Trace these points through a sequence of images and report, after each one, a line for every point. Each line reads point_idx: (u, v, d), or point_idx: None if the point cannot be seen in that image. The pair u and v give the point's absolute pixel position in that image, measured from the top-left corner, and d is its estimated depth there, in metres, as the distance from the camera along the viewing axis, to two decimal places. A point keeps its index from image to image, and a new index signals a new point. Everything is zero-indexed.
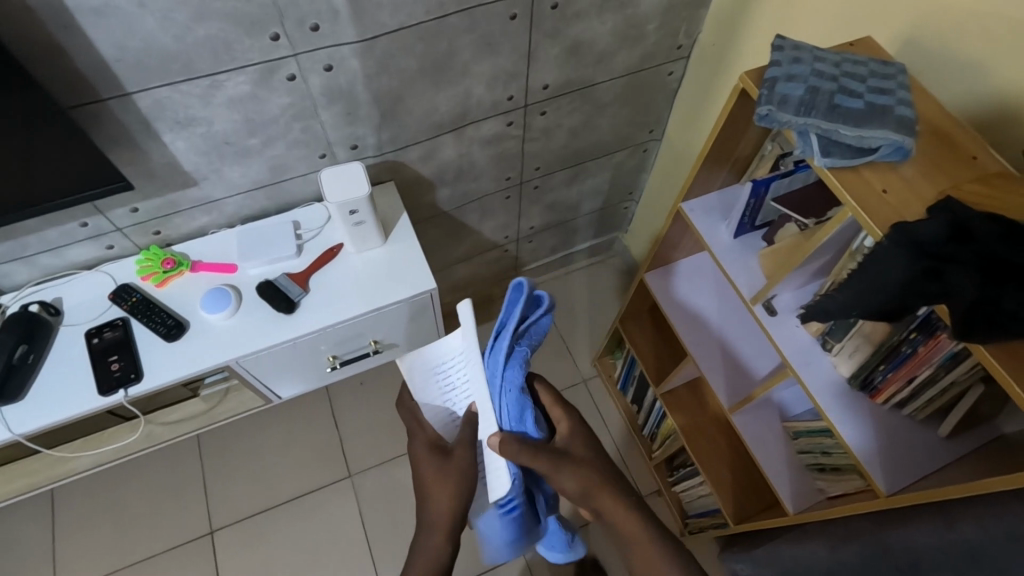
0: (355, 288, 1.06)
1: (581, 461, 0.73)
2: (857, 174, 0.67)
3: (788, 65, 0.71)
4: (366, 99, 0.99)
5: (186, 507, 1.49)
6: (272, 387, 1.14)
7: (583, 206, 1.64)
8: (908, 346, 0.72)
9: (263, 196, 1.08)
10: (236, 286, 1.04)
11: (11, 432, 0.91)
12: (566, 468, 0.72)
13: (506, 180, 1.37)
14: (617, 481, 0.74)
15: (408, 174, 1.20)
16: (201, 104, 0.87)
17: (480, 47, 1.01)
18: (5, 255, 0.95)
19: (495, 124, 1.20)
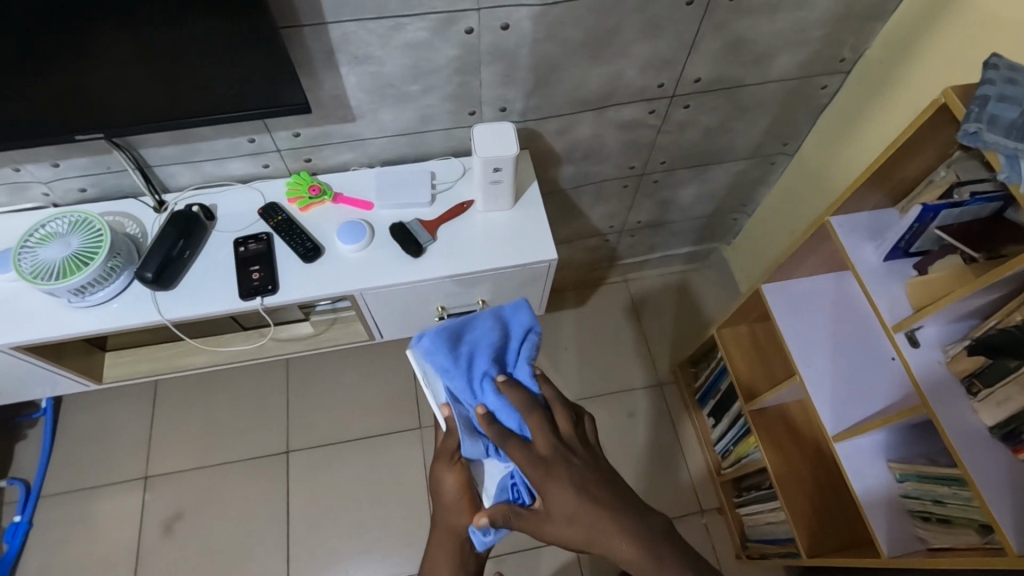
0: (477, 245, 1.09)
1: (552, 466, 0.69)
2: None
3: (1003, 85, 0.67)
4: (528, 63, 1.01)
5: (267, 422, 1.59)
6: (379, 325, 1.20)
7: (694, 209, 1.61)
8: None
9: (407, 143, 1.13)
10: (370, 223, 1.09)
11: (161, 315, 0.99)
12: (554, 484, 0.68)
13: (629, 169, 1.37)
14: (587, 510, 0.67)
15: (541, 145, 1.22)
16: (381, 42, 0.91)
17: (645, 29, 1.01)
18: (179, 156, 1.04)
19: (636, 110, 1.19)
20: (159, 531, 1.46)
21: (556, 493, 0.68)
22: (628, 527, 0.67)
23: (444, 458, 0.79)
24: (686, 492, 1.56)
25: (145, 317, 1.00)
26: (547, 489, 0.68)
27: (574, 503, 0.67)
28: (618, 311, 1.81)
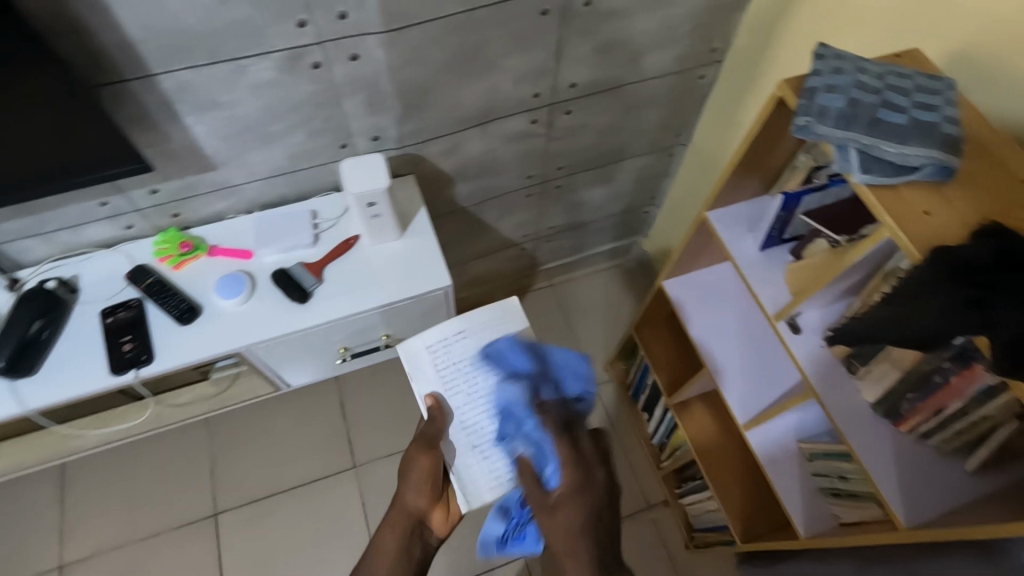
0: (367, 282, 1.05)
1: (563, 501, 0.74)
2: (897, 194, 0.63)
3: (829, 75, 0.68)
4: (391, 90, 0.97)
5: (192, 488, 1.50)
6: (282, 375, 1.14)
7: (604, 207, 1.60)
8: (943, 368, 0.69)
9: (282, 183, 1.07)
10: (251, 272, 1.04)
11: (22, 407, 0.91)
12: (544, 517, 0.75)
13: (527, 179, 1.35)
14: (589, 530, 0.72)
15: (428, 168, 1.18)
16: (223, 87, 0.86)
17: (511, 43, 0.99)
18: (25, 230, 0.96)
19: (519, 122, 1.17)
20: None
21: (549, 523, 0.74)
22: (582, 553, 0.71)
23: (419, 450, 0.89)
24: (631, 490, 1.55)
25: (4, 410, 0.91)
26: (575, 538, 0.72)
27: (588, 547, 0.71)
28: (547, 317, 1.79)
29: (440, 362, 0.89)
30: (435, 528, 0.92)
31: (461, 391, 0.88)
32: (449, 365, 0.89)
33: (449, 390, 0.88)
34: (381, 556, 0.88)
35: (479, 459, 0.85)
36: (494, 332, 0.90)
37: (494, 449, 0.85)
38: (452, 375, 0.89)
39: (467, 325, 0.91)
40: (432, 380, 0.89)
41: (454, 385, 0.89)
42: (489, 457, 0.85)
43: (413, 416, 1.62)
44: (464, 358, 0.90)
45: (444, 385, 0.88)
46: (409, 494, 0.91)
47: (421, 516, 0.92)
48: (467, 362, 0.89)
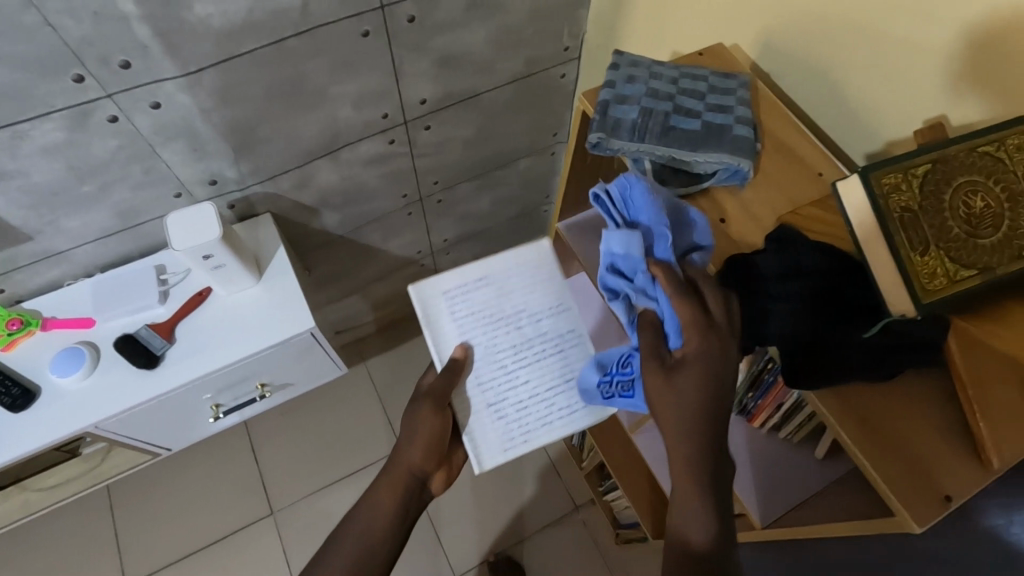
0: (223, 337, 0.99)
1: (694, 365, 0.54)
2: (694, 204, 0.62)
3: (622, 85, 0.66)
4: (212, 132, 0.91)
5: (98, 562, 1.42)
6: (156, 442, 1.10)
7: (498, 213, 1.57)
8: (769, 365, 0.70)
9: (119, 242, 1.00)
10: (94, 342, 0.97)
11: None
12: (660, 384, 0.55)
13: (403, 198, 1.31)
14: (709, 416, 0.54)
15: (284, 203, 1.12)
16: (7, 155, 0.78)
17: (337, 68, 0.94)
18: None
19: (375, 144, 1.12)
20: None
21: (664, 399, 0.54)
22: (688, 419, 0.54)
23: (434, 401, 0.75)
24: (558, 494, 1.54)
25: None
26: (686, 415, 0.54)
27: (694, 426, 0.54)
28: None
29: (456, 312, 0.80)
30: (433, 487, 0.77)
31: (481, 342, 0.79)
32: (470, 316, 0.80)
33: (471, 338, 0.79)
34: (374, 508, 0.72)
35: (494, 419, 0.78)
36: (529, 275, 0.83)
37: (513, 408, 0.78)
38: (471, 326, 0.80)
39: (490, 271, 0.82)
40: (454, 334, 0.80)
41: (471, 334, 0.80)
42: (506, 416, 0.78)
43: (330, 451, 1.57)
44: (484, 307, 0.81)
45: (464, 337, 0.80)
46: (411, 447, 0.75)
47: (425, 475, 0.76)
48: (492, 312, 0.81)
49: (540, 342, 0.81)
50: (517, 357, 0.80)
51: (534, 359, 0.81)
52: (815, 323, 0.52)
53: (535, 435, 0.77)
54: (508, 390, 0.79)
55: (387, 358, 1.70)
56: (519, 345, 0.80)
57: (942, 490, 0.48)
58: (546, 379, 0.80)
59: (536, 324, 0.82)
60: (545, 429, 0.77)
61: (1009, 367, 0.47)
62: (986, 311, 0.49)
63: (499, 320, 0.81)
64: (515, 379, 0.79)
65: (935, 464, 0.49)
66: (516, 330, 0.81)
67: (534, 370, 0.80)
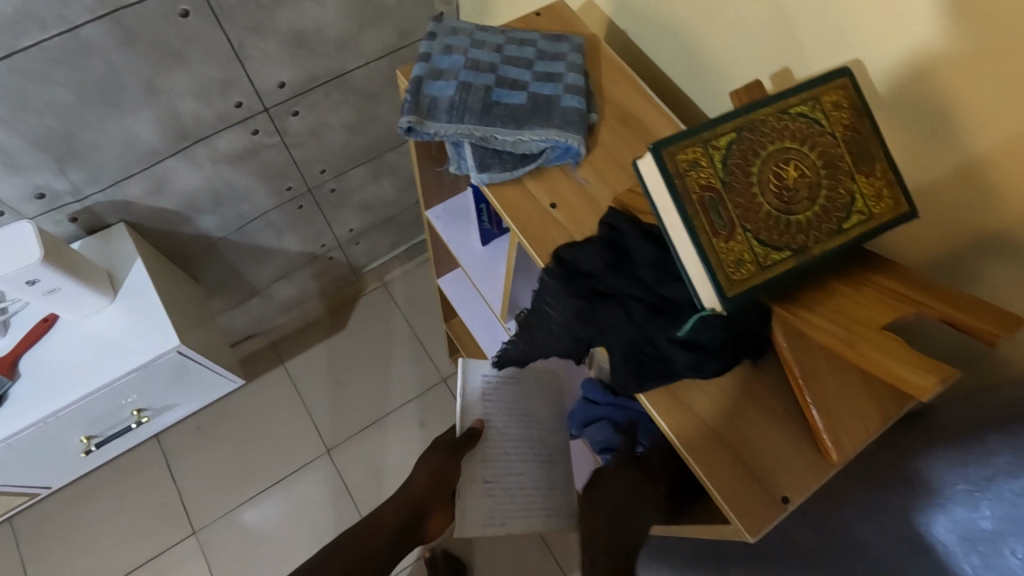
0: (73, 367, 0.90)
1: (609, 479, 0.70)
2: (521, 188, 0.57)
3: (439, 57, 0.59)
4: (19, 140, 0.81)
5: None
6: (25, 480, 1.01)
7: (406, 197, 1.48)
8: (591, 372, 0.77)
9: None
10: None
11: None
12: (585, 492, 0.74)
13: (288, 192, 1.20)
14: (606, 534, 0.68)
15: (142, 212, 1.02)
16: None
17: (159, 56, 0.83)
18: None
19: (236, 137, 1.02)
20: None
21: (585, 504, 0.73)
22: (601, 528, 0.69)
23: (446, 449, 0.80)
24: None
25: None
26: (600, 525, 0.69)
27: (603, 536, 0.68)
28: (386, 321, 1.67)
29: (488, 394, 0.86)
30: (430, 529, 0.83)
31: (497, 427, 0.86)
32: (496, 401, 0.87)
33: (493, 419, 0.86)
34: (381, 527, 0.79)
35: (485, 497, 0.81)
36: (550, 395, 0.93)
37: (502, 498, 0.82)
38: (497, 409, 0.87)
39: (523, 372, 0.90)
40: (478, 408, 0.85)
41: (495, 415, 0.86)
42: (493, 503, 0.81)
43: (252, 462, 1.49)
44: (511, 401, 0.88)
45: (486, 413, 0.86)
46: (419, 486, 0.80)
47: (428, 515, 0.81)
48: (520, 404, 0.88)
49: (547, 429, 0.91)
50: (525, 446, 0.87)
51: (535, 459, 0.87)
52: (645, 319, 0.47)
53: (512, 523, 0.81)
54: (506, 475, 0.84)
55: (308, 358, 1.61)
56: (531, 436, 0.88)
57: (779, 492, 0.47)
58: (540, 482, 0.86)
59: (553, 416, 0.92)
60: (526, 523, 0.82)
61: (827, 358, 0.48)
62: (806, 299, 0.47)
63: (521, 416, 0.88)
64: (514, 469, 0.85)
65: (772, 465, 0.48)
66: (534, 426, 0.90)
67: (532, 471, 0.86)
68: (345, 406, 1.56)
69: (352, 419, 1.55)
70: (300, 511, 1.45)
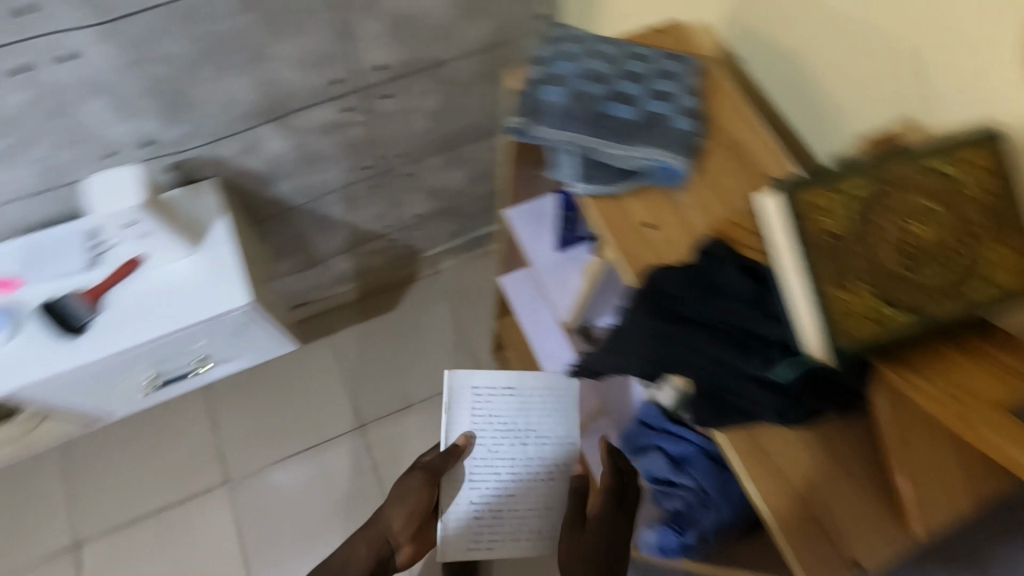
0: (152, 309, 0.96)
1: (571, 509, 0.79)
2: (620, 203, 0.57)
3: (553, 63, 0.59)
4: (137, 90, 0.86)
5: (53, 515, 1.43)
6: (90, 408, 1.08)
7: (473, 190, 1.49)
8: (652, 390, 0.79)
9: (55, 200, 0.96)
10: (19, 303, 0.94)
11: None
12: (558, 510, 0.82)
13: (365, 169, 1.24)
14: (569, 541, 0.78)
15: (231, 171, 1.06)
16: None
17: (274, 26, 0.87)
18: None
19: (328, 111, 1.05)
20: None
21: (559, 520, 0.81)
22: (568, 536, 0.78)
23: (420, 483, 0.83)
24: None
25: None
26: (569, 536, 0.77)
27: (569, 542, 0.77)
28: (435, 308, 1.69)
29: (474, 410, 0.86)
30: (399, 559, 0.88)
31: (485, 445, 0.87)
32: (484, 416, 0.87)
33: (480, 438, 0.86)
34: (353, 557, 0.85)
35: (469, 517, 0.84)
36: (555, 402, 0.88)
37: (486, 518, 0.84)
38: (483, 426, 0.86)
39: (516, 382, 0.87)
40: (465, 426, 0.86)
41: (481, 433, 0.86)
42: (477, 523, 0.84)
43: (290, 424, 1.54)
44: (501, 415, 0.87)
45: (473, 431, 0.86)
46: (389, 518, 0.86)
47: (395, 547, 0.86)
48: (507, 419, 0.87)
49: (542, 444, 0.87)
50: (514, 465, 0.86)
51: (526, 480, 0.86)
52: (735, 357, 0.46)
53: (497, 543, 0.84)
54: (492, 495, 0.85)
55: (356, 333, 1.65)
56: (521, 454, 0.86)
57: (850, 554, 0.48)
58: (531, 501, 0.85)
59: (549, 430, 0.87)
60: (512, 544, 0.84)
61: (922, 425, 0.48)
62: (912, 360, 0.46)
63: (510, 432, 0.86)
64: (501, 488, 0.86)
65: (848, 527, 0.49)
66: (527, 442, 0.87)
67: (522, 491, 0.85)
68: (384, 384, 1.59)
69: (389, 399, 1.58)
70: (329, 479, 1.49)
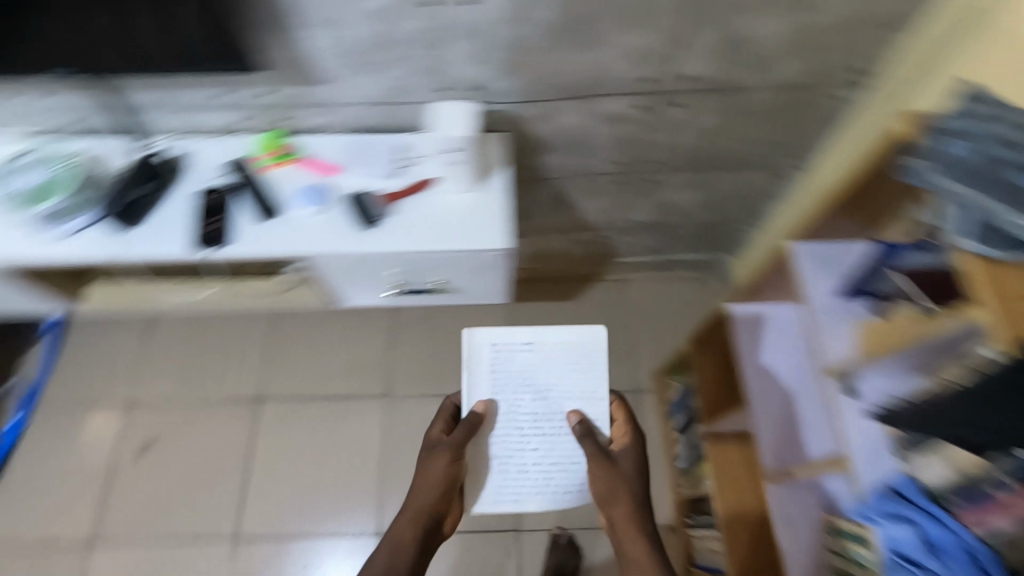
0: (430, 224, 1.08)
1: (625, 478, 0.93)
2: (1006, 272, 0.57)
3: (972, 122, 0.65)
4: (499, 43, 0.97)
5: (246, 369, 1.65)
6: (339, 292, 1.23)
7: (695, 213, 1.52)
8: (900, 463, 0.75)
9: (384, 113, 1.12)
10: (334, 187, 1.11)
11: (114, 256, 1.04)
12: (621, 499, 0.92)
13: (620, 164, 1.31)
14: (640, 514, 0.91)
15: (521, 130, 1.18)
16: (344, 8, 0.90)
17: (632, 19, 0.95)
18: (157, 102, 1.08)
19: (625, 103, 1.13)
20: (135, 453, 1.56)
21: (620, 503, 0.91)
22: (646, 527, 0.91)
23: (450, 455, 0.93)
24: None
25: (101, 253, 1.04)
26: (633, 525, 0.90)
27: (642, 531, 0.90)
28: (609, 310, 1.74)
29: (493, 367, 0.98)
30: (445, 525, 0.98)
31: (509, 402, 0.98)
32: (501, 372, 0.99)
33: (500, 397, 0.98)
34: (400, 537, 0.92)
35: (494, 475, 0.97)
36: (503, 349, 0.99)
37: (510, 476, 0.97)
38: (506, 385, 0.98)
39: (537, 339, 0.99)
40: (483, 390, 0.98)
41: (500, 390, 0.98)
42: (503, 481, 0.96)
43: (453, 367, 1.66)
44: (512, 372, 0.98)
45: (494, 392, 0.98)
46: (427, 487, 0.93)
47: (437, 516, 0.94)
48: (528, 376, 0.98)
49: (562, 399, 0.98)
50: (536, 423, 0.98)
51: (543, 434, 0.98)
52: None
53: (523, 499, 0.96)
54: (514, 454, 0.97)
55: (532, 308, 1.74)
56: (543, 413, 0.98)
57: None
58: (553, 455, 0.98)
59: (564, 390, 0.98)
60: (535, 499, 0.97)
61: None
62: None
63: (530, 389, 0.98)
64: (524, 445, 0.98)
65: None
66: (544, 400, 0.98)
67: (541, 446, 0.98)
68: None
69: None
70: None
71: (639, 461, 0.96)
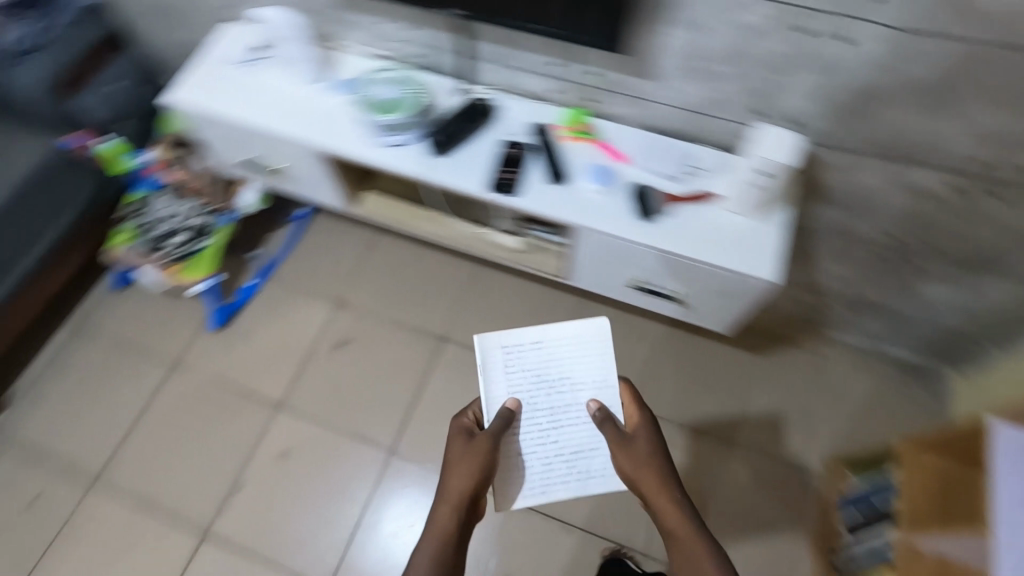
0: (701, 235, 1.11)
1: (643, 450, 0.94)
2: None
3: None
4: (848, 84, 0.98)
5: (440, 309, 1.77)
6: (577, 269, 1.30)
7: (942, 314, 1.41)
8: None
9: (689, 121, 1.17)
10: (620, 174, 1.17)
11: (421, 174, 1.17)
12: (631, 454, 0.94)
13: (892, 238, 1.25)
14: (671, 484, 0.92)
15: (813, 174, 1.17)
16: (721, 15, 0.96)
17: (1004, 96, 0.91)
18: (498, 57, 1.22)
19: (941, 179, 1.08)
20: (330, 345, 1.73)
21: (635, 463, 0.93)
22: (674, 496, 0.91)
23: (475, 453, 0.92)
24: None
25: (412, 168, 1.18)
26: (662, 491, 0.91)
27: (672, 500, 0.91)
28: None
29: (507, 365, 1.01)
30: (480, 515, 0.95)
31: (531, 398, 1.01)
32: (518, 368, 1.01)
33: (519, 396, 1.01)
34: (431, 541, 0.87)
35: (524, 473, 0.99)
36: (533, 335, 1.02)
37: (539, 471, 0.99)
38: (526, 381, 1.01)
39: (545, 338, 1.02)
40: (499, 391, 1.00)
41: (520, 390, 1.01)
42: (531, 478, 0.98)
43: None
44: (525, 366, 1.02)
45: (512, 392, 1.00)
46: (456, 478, 0.91)
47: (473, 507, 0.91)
48: (545, 369, 1.02)
49: (580, 390, 1.01)
50: (558, 420, 1.00)
51: (563, 428, 1.00)
52: None
53: (552, 490, 0.98)
54: (537, 451, 0.99)
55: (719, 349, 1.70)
56: (560, 407, 1.01)
57: None
58: (574, 444, 1.00)
59: (578, 380, 1.02)
60: (563, 491, 0.99)
61: None
62: None
63: (542, 383, 1.01)
64: (545, 442, 1.00)
65: None
66: (556, 394, 1.01)
67: (564, 437, 1.00)
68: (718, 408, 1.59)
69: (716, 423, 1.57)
70: None
71: (654, 435, 0.97)
